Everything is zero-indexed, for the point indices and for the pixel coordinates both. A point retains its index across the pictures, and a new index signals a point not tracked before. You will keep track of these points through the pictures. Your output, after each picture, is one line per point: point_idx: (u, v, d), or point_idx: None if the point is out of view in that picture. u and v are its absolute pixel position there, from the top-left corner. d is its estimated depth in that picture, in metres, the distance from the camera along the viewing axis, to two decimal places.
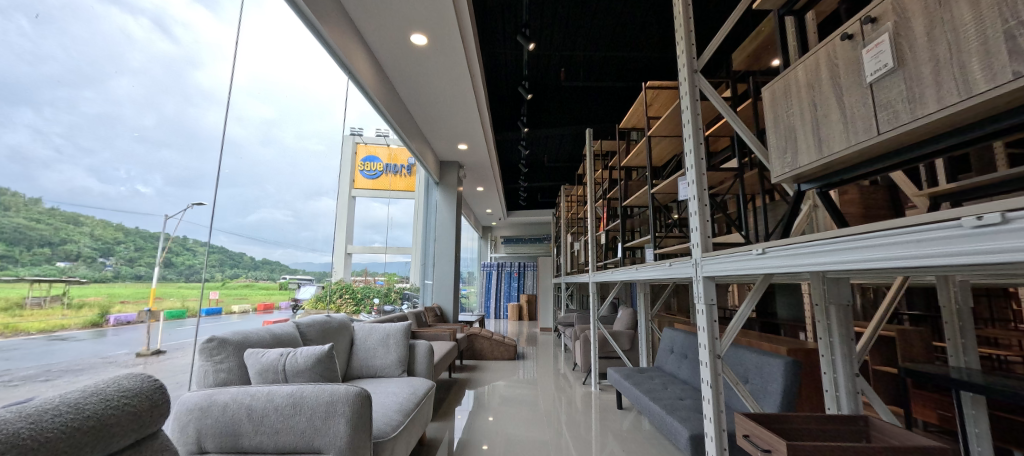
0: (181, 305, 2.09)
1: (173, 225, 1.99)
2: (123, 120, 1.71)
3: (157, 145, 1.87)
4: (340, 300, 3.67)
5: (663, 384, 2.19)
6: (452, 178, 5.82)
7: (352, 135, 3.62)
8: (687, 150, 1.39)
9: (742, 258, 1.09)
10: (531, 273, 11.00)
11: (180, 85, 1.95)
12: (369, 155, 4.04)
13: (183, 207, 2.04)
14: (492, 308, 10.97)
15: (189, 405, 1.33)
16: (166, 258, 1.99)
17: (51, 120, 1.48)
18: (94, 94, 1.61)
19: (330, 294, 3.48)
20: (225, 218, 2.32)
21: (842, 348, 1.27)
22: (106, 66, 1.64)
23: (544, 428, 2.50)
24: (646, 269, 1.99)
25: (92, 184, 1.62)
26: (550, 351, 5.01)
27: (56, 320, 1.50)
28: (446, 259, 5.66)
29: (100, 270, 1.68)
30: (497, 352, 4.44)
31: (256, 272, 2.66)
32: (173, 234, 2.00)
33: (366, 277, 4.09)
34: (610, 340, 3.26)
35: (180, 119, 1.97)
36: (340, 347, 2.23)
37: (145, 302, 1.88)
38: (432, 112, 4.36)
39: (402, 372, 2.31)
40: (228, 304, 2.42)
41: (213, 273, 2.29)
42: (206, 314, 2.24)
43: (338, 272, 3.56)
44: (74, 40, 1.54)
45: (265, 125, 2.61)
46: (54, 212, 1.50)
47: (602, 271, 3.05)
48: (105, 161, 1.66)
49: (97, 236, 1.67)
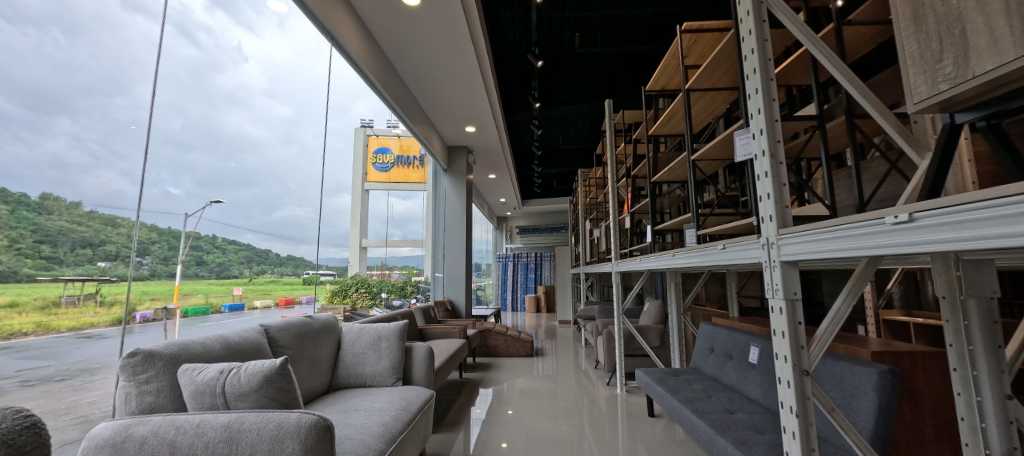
0: (205, 301, 2.12)
1: (194, 223, 2.01)
2: (154, 125, 1.77)
3: (184, 148, 1.92)
4: (356, 295, 3.66)
5: (704, 391, 2.03)
6: (460, 164, 5.58)
7: (363, 128, 3.61)
8: (753, 91, 1.14)
9: (864, 230, 0.79)
10: (548, 264, 10.84)
11: (205, 89, 2.02)
12: (381, 147, 4.01)
13: (203, 205, 2.05)
14: (509, 300, 10.93)
15: (100, 439, 1.09)
16: (190, 256, 2.02)
17: (86, 126, 1.52)
18: (126, 101, 1.65)
19: (346, 289, 3.47)
20: (250, 216, 2.38)
21: (987, 359, 1.03)
22: (134, 72, 1.68)
23: (567, 425, 2.46)
24: (686, 255, 1.87)
25: (126, 187, 1.66)
26: (570, 346, 4.91)
27: (87, 318, 1.53)
28: (456, 250, 5.41)
29: (138, 269, 1.74)
30: (513, 349, 4.32)
31: (282, 268, 2.69)
32: (194, 232, 2.01)
33: (381, 271, 4.08)
34: (636, 336, 3.08)
35: (206, 122, 2.03)
36: (318, 354, 1.96)
37: (171, 300, 1.92)
38: (434, 92, 4.08)
39: (397, 380, 2.05)
40: (252, 300, 2.45)
41: (238, 269, 2.35)
42: (228, 309, 2.25)
43: (355, 268, 3.55)
44: (103, 47, 1.56)
45: (284, 124, 2.64)
46: (93, 215, 1.55)
47: (626, 260, 2.98)
48: (138, 165, 1.70)
49: (134, 237, 1.71)
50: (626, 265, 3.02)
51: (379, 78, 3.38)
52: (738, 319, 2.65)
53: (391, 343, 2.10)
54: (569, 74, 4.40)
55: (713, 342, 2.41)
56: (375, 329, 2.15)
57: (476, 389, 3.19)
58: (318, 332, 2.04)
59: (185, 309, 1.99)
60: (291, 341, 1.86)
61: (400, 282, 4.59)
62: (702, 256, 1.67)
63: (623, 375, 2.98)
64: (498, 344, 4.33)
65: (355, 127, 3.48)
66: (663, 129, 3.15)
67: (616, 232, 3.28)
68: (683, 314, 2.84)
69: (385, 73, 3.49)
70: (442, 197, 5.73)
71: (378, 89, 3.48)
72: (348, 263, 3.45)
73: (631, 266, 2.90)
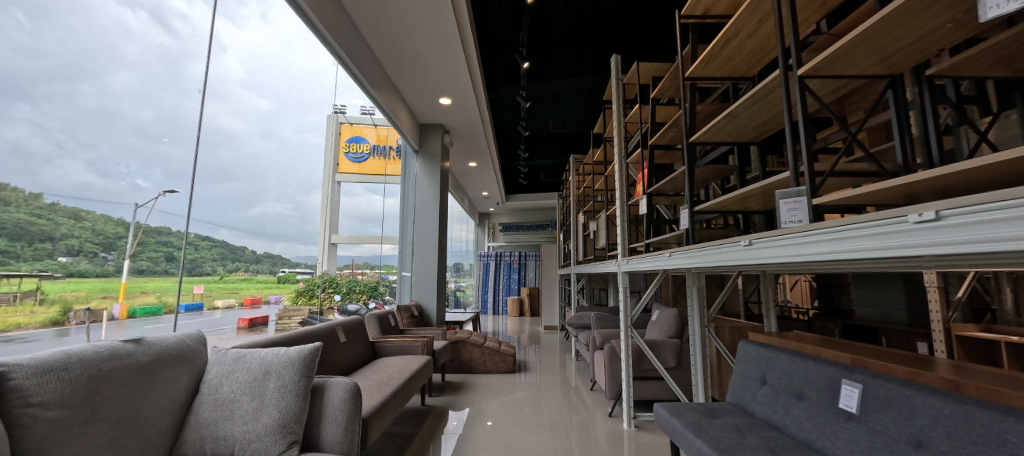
0: (158, 301, 1.93)
1: (144, 214, 1.81)
2: (123, 114, 1.67)
3: (157, 138, 1.83)
4: (325, 295, 3.39)
5: (765, 446, 1.46)
6: (433, 144, 5.16)
7: (336, 114, 3.39)
8: None
9: None
10: (531, 263, 10.68)
11: (178, 80, 1.91)
12: (355, 136, 3.78)
13: (155, 194, 1.85)
14: (491, 303, 10.78)
15: None
16: (136, 248, 1.81)
17: (50, 114, 1.44)
18: (92, 88, 1.56)
19: (314, 288, 3.20)
20: (224, 211, 2.25)
21: None
22: (103, 59, 1.60)
23: (553, 441, 2.36)
24: (768, 241, 1.18)
25: (92, 180, 1.58)
26: (556, 356, 4.81)
27: (16, 318, 1.36)
28: (428, 246, 4.98)
29: (102, 265, 1.66)
30: (491, 364, 3.97)
31: (257, 265, 2.57)
32: (143, 224, 1.82)
33: (352, 270, 3.82)
34: (648, 352, 2.67)
35: (180, 114, 1.93)
36: (128, 412, 1.25)
37: (117, 300, 1.73)
38: (410, 66, 3.86)
39: (285, 443, 1.41)
40: (215, 299, 2.27)
41: (211, 266, 2.24)
42: (185, 309, 2.07)
43: (324, 265, 3.30)
44: (71, 34, 1.50)
45: (262, 118, 2.51)
46: (55, 207, 1.48)
47: (637, 259, 2.53)
48: (104, 155, 1.61)
49: (98, 230, 1.64)
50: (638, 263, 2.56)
51: (352, 57, 3.28)
52: (776, 338, 2.08)
53: (281, 379, 1.50)
54: (563, 42, 4.05)
55: (767, 371, 1.83)
56: (264, 360, 1.56)
57: (445, 410, 2.85)
58: (175, 360, 1.47)
59: (134, 309, 1.82)
60: (64, 396, 1.11)
61: (373, 281, 4.33)
62: (790, 245, 1.10)
63: (629, 387, 2.59)
64: (473, 358, 3.96)
65: (329, 114, 3.27)
66: (707, 72, 2.36)
67: (625, 231, 3.02)
68: (706, 328, 2.33)
69: (359, 51, 3.36)
70: (413, 184, 5.28)
71: (352, 68, 3.37)
72: (317, 260, 3.19)
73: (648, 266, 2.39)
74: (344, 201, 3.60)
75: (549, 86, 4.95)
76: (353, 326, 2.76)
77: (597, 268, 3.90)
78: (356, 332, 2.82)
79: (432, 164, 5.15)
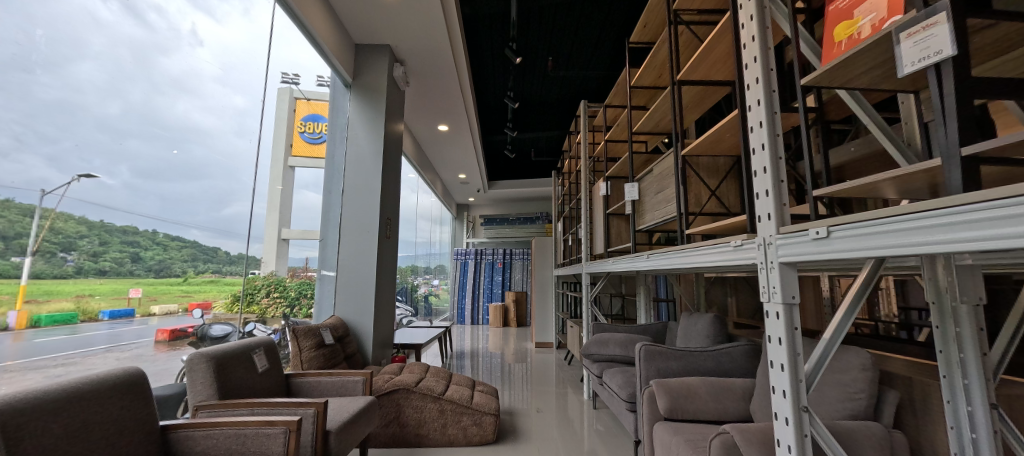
0: (73, 306, 1.65)
1: (55, 201, 1.58)
2: (86, 107, 1.67)
3: (125, 134, 1.82)
4: (266, 300, 2.91)
5: None
6: (371, 77, 3.64)
7: (287, 86, 2.99)
8: None
9: None
10: (518, 264, 10.41)
11: (147, 73, 1.91)
12: (313, 114, 3.34)
13: (68, 179, 1.63)
14: (472, 310, 10.35)
15: None
16: (63, 240, 1.61)
17: (6, 106, 1.41)
18: (51, 79, 1.55)
19: (255, 293, 2.75)
20: (196, 211, 2.23)
21: None
22: (68, 51, 1.60)
23: None
24: None
25: (50, 174, 1.55)
26: (544, 378, 4.64)
27: None
28: (360, 227, 3.47)
29: (61, 266, 1.60)
30: (452, 429, 2.73)
31: (232, 267, 2.50)
32: (54, 211, 1.57)
33: (307, 272, 3.37)
34: None
35: (149, 108, 1.93)
36: None
37: (13, 305, 1.43)
38: (377, 31, 3.48)
39: None
40: (151, 305, 2.03)
41: (179, 267, 2.17)
42: (109, 316, 1.80)
43: (268, 265, 2.88)
44: (38, 25, 1.51)
45: (239, 116, 2.49)
46: (9, 204, 1.42)
47: (860, 218, 0.82)
48: (65, 151, 1.61)
49: (57, 229, 1.58)
50: (854, 229, 0.84)
51: (312, 20, 2.91)
52: None
53: None
54: (553, 11, 3.98)
55: None
56: None
57: None
58: None
59: (39, 317, 1.51)
60: None
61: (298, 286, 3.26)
62: None
63: None
64: (426, 419, 2.70)
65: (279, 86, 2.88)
66: None
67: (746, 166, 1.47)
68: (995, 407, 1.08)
69: (330, 26, 3.18)
70: (342, 134, 3.65)
71: (320, 46, 3.13)
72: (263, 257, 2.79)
73: (917, 246, 0.71)
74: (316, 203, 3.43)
75: (545, 44, 4.57)
76: (47, 408, 1.16)
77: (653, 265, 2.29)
78: (60, 417, 1.19)
79: (370, 101, 3.63)
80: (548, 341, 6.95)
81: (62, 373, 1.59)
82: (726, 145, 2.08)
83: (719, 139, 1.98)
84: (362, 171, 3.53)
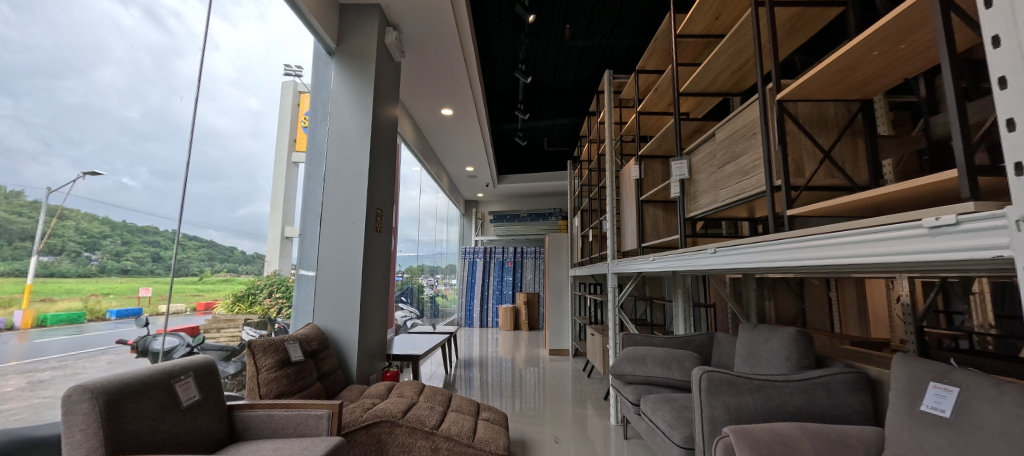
0: (80, 305, 1.63)
1: (60, 200, 1.53)
2: (110, 111, 1.68)
3: (145, 137, 1.83)
4: (270, 301, 2.83)
5: None
6: (359, 43, 3.14)
7: (291, 79, 2.88)
8: None
9: None
10: (529, 264, 10.30)
11: (169, 78, 1.93)
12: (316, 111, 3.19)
13: (72, 177, 1.57)
14: (483, 310, 10.27)
15: None
16: (89, 240, 1.65)
17: (32, 110, 1.43)
18: (75, 84, 1.56)
19: (256, 294, 2.67)
20: (213, 211, 2.26)
21: None
22: (90, 55, 1.61)
23: None
24: None
25: (75, 177, 1.57)
26: (556, 390, 4.54)
27: None
28: (344, 215, 2.95)
29: (85, 265, 1.64)
30: None
31: (248, 266, 2.59)
32: (60, 211, 1.53)
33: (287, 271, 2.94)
34: None
35: (170, 112, 1.95)
36: None
37: (19, 306, 1.40)
38: None
39: None
40: (161, 304, 1.99)
41: (198, 266, 2.20)
42: (117, 316, 1.78)
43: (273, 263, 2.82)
44: (61, 30, 1.52)
45: (252, 117, 2.52)
46: (37, 206, 1.45)
47: None
48: (90, 153, 1.62)
49: (82, 229, 1.62)
50: None
51: None
52: None
53: None
54: None
55: None
56: None
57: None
58: None
59: (45, 316, 1.48)
60: None
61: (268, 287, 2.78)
62: None
63: None
64: None
65: (285, 81, 2.84)
66: None
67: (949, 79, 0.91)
68: None
69: None
70: (323, 111, 3.16)
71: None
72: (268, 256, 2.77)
73: None
74: (302, 195, 3.06)
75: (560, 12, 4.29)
76: None
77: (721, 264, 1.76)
78: None
79: (358, 68, 3.10)
80: (563, 348, 6.81)
81: (47, 378, 1.50)
82: (849, 81, 1.53)
83: (853, 65, 1.42)
84: (346, 153, 3.02)
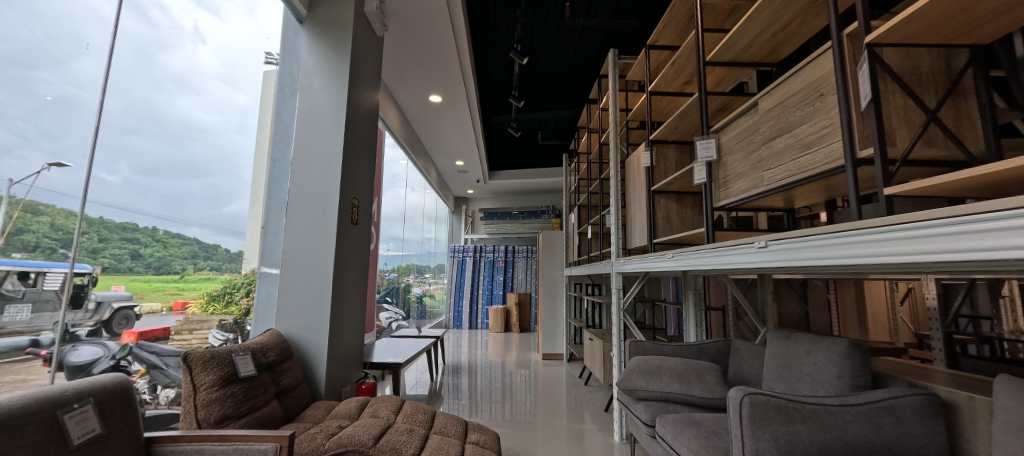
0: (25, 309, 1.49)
1: (24, 192, 1.41)
2: (87, 104, 1.61)
3: (125, 131, 1.77)
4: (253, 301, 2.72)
5: None
6: (333, 11, 2.79)
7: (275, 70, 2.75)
8: None
9: None
10: (520, 263, 10.25)
11: (151, 71, 1.87)
12: None
13: (37, 169, 1.45)
14: (472, 309, 10.20)
15: None
16: (67, 237, 1.58)
17: (8, 102, 1.35)
18: (53, 76, 1.48)
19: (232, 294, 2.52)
20: (196, 209, 2.20)
21: None
22: (69, 45, 1.53)
23: None
24: None
25: (52, 171, 1.50)
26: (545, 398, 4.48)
27: None
28: (313, 203, 2.63)
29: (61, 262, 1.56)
30: None
31: (234, 265, 2.53)
32: (23, 202, 1.41)
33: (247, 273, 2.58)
34: None
35: (152, 106, 1.88)
36: None
37: None
38: None
39: None
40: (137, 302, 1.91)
41: (180, 264, 2.13)
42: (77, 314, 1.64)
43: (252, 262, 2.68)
44: (39, 16, 1.44)
45: (239, 113, 2.45)
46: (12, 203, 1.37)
47: None
48: (67, 147, 1.55)
49: (58, 226, 1.54)
50: None
51: None
52: None
53: None
54: None
55: None
56: None
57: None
58: None
59: None
60: None
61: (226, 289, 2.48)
62: None
63: None
64: None
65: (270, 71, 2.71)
66: None
67: None
68: None
69: None
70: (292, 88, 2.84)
71: None
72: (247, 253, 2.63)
73: None
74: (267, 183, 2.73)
75: None
76: None
77: (744, 264, 1.61)
78: None
79: (331, 39, 2.76)
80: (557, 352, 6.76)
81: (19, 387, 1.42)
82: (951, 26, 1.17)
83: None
84: (316, 135, 2.69)
